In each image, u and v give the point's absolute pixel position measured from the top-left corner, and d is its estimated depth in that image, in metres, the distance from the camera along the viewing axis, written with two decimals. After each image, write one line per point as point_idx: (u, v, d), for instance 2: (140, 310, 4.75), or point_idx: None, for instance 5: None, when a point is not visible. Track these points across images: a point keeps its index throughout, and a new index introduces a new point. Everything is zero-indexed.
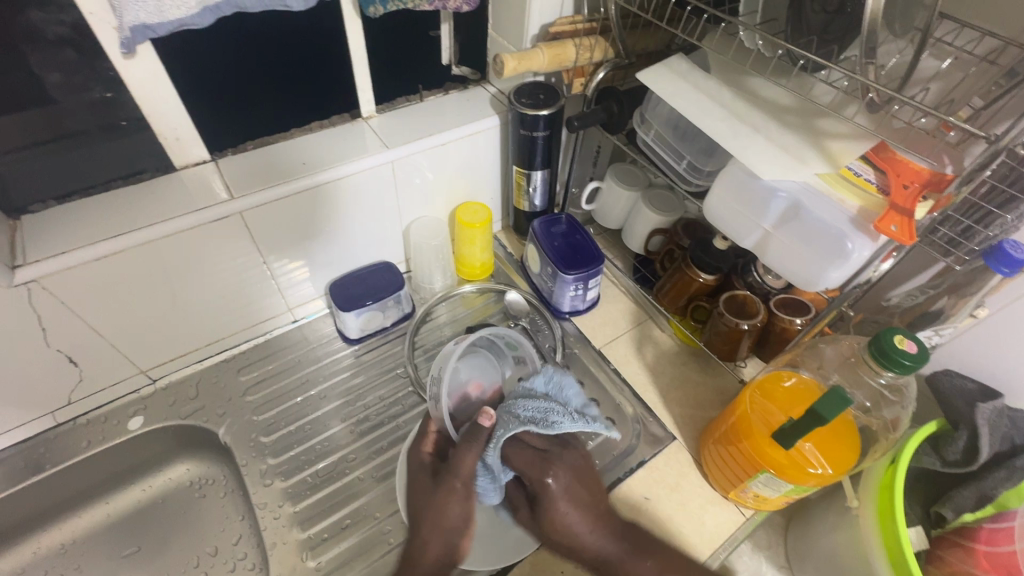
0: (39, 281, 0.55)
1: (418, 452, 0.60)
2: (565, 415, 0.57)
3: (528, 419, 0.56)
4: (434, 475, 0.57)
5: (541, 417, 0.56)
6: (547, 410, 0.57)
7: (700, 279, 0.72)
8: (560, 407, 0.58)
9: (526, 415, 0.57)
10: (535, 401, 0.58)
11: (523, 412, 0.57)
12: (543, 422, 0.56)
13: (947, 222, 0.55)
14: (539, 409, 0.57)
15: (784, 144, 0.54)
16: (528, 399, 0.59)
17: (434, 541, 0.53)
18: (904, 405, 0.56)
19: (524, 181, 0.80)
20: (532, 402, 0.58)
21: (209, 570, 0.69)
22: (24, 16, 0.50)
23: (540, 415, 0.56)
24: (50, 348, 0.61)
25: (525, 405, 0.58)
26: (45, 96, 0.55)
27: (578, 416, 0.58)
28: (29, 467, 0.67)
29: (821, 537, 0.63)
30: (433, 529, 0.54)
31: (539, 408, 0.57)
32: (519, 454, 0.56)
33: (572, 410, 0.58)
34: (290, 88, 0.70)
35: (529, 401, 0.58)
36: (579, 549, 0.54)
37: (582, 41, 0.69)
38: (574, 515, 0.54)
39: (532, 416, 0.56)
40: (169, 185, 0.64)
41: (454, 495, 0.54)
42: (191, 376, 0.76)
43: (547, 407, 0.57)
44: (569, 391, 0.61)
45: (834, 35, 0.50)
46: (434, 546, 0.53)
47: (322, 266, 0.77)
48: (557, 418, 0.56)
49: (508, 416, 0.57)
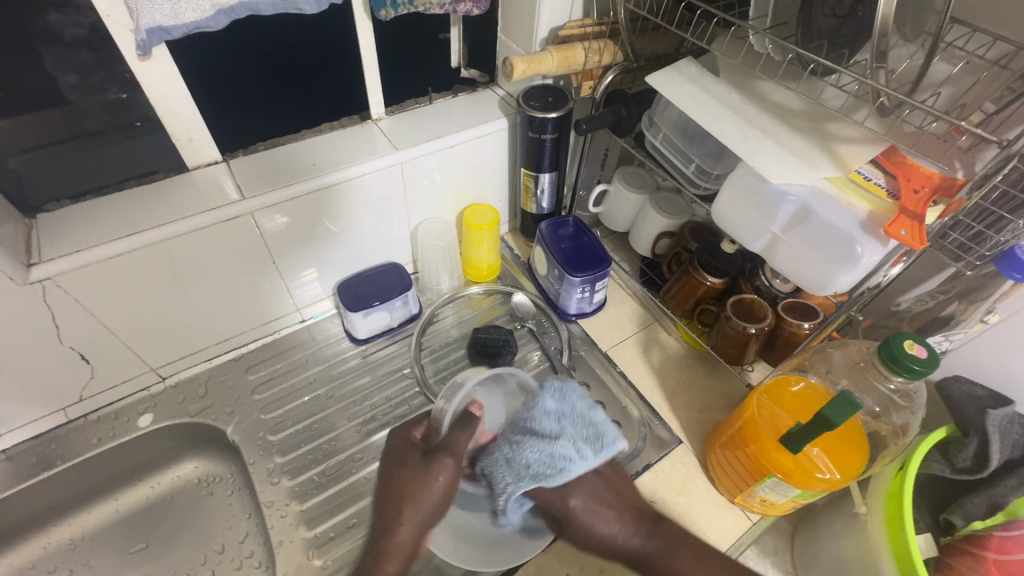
0: (53, 279, 0.55)
1: (407, 433, 0.60)
2: (572, 455, 0.56)
3: (536, 472, 0.55)
4: (424, 453, 0.57)
5: (550, 468, 0.55)
6: (556, 455, 0.55)
7: (707, 282, 0.72)
8: (567, 448, 0.56)
9: (533, 466, 0.55)
10: (541, 444, 0.56)
11: (531, 461, 0.55)
12: (552, 471, 0.55)
13: (958, 227, 0.54)
14: (547, 458, 0.55)
15: (794, 148, 0.54)
16: (533, 439, 0.57)
17: (411, 526, 0.52)
18: (915, 410, 0.56)
19: (532, 183, 0.80)
20: (539, 446, 0.56)
21: (215, 567, 0.70)
22: (43, 18, 0.51)
23: (548, 464, 0.55)
24: (63, 345, 0.62)
25: (531, 451, 0.56)
26: (61, 97, 0.56)
27: (587, 451, 0.56)
28: (40, 462, 0.68)
29: (828, 543, 0.63)
30: (415, 509, 0.53)
31: (546, 453, 0.56)
32: (541, 488, 0.58)
33: (580, 443, 0.57)
34: (301, 89, 0.71)
35: (536, 444, 0.56)
36: (610, 550, 0.57)
37: (591, 45, 0.68)
38: (603, 526, 0.57)
39: (540, 463, 0.55)
40: (181, 185, 0.64)
41: (441, 473, 0.55)
42: (200, 374, 0.77)
43: (552, 451, 0.56)
44: (573, 417, 0.59)
45: (845, 38, 0.50)
46: (409, 525, 0.52)
47: (330, 267, 0.78)
48: (566, 464, 0.55)
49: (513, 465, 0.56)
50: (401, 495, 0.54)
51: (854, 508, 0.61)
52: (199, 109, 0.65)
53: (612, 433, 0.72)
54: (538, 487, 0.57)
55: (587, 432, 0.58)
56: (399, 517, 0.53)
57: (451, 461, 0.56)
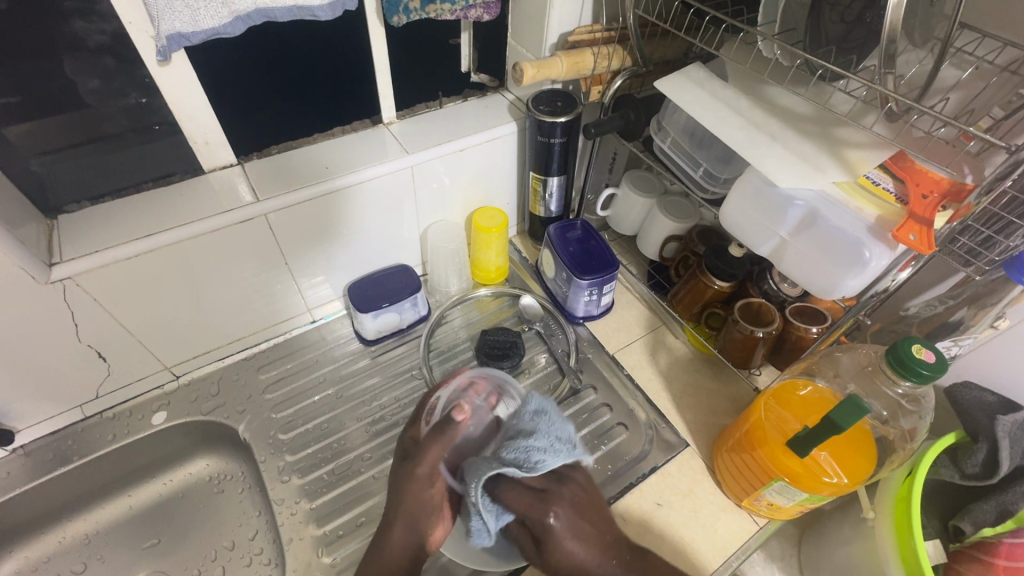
0: (73, 278, 0.57)
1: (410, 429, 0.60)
2: (546, 449, 0.54)
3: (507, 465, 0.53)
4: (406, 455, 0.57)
5: (525, 461, 0.53)
6: (528, 451, 0.53)
7: (714, 286, 0.72)
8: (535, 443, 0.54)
9: (508, 459, 0.53)
10: (517, 441, 0.54)
11: (506, 456, 0.54)
12: (527, 466, 0.53)
13: (968, 232, 0.54)
14: (521, 453, 0.53)
15: (802, 153, 0.54)
16: (510, 439, 0.55)
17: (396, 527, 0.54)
18: (922, 415, 0.55)
19: (540, 187, 0.81)
20: (514, 443, 0.54)
21: (226, 563, 0.71)
22: (68, 25, 0.53)
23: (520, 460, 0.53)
24: (81, 343, 0.63)
25: (508, 446, 0.54)
26: (81, 101, 0.58)
27: (563, 447, 0.55)
28: (57, 458, 0.69)
29: (835, 548, 0.63)
30: (397, 512, 0.55)
31: (519, 450, 0.53)
32: (517, 497, 0.53)
33: (555, 439, 0.55)
34: (314, 94, 0.72)
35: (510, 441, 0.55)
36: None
37: (600, 50, 0.69)
38: (581, 551, 0.53)
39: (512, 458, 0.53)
40: (198, 187, 0.66)
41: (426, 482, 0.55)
42: (213, 373, 0.78)
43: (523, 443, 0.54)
44: (550, 416, 0.57)
45: (853, 44, 0.50)
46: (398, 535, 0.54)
47: (341, 268, 0.79)
48: (537, 458, 0.53)
49: (489, 459, 0.54)
50: (399, 498, 0.55)
51: (862, 513, 0.61)
52: (215, 112, 0.66)
53: (618, 435, 0.72)
54: (518, 491, 0.53)
55: (563, 432, 0.56)
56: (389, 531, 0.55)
57: (427, 472, 0.55)
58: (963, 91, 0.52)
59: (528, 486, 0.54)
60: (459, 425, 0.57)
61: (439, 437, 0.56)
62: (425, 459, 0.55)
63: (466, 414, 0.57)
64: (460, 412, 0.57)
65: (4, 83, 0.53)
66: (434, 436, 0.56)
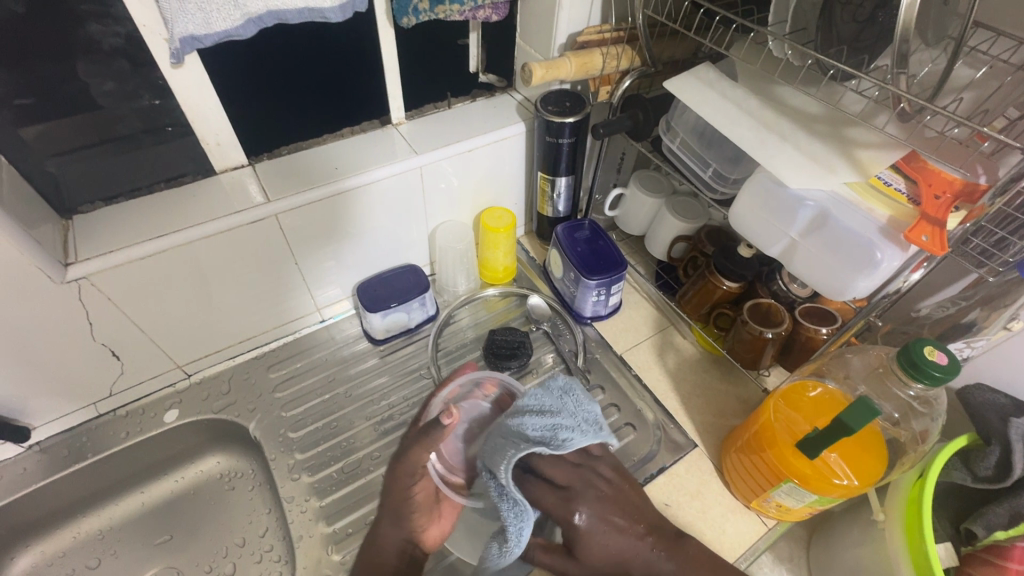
0: (88, 278, 0.58)
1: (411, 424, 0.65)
2: (574, 427, 0.49)
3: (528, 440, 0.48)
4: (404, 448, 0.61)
5: (550, 438, 0.48)
6: (553, 427, 0.49)
7: (723, 286, 0.72)
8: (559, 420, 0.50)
9: (532, 436, 0.49)
10: (541, 417, 0.50)
11: (529, 428, 0.49)
12: (552, 441, 0.48)
13: (981, 233, 0.54)
14: (546, 428, 0.49)
15: (813, 153, 0.54)
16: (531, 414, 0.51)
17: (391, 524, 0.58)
18: (934, 417, 0.55)
19: (548, 187, 0.81)
20: (537, 416, 0.50)
21: (237, 560, 0.72)
22: (84, 28, 0.53)
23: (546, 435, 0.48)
24: (95, 342, 0.64)
25: (531, 422, 0.50)
26: (95, 103, 0.59)
27: (589, 427, 0.50)
28: (71, 455, 0.70)
29: (844, 550, 0.62)
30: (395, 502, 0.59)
31: (543, 424, 0.49)
32: (543, 495, 0.50)
33: (581, 421, 0.51)
34: (324, 95, 0.73)
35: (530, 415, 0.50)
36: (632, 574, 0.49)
37: (609, 50, 0.69)
38: (620, 549, 0.50)
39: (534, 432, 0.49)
40: (209, 188, 0.67)
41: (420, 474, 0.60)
42: (224, 371, 0.79)
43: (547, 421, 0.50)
44: (577, 394, 0.53)
45: (865, 43, 0.50)
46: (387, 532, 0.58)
47: (350, 268, 0.80)
48: (562, 434, 0.49)
49: (514, 437, 0.50)
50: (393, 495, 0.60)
51: (873, 515, 0.61)
52: (227, 114, 0.66)
53: (626, 436, 0.72)
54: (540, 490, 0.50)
55: (590, 415, 0.52)
56: (379, 530, 0.59)
57: (414, 467, 0.60)
58: (977, 90, 0.52)
59: (552, 480, 0.50)
60: (479, 406, 0.49)
61: (427, 438, 0.60)
62: (411, 456, 0.60)
63: (483, 401, 0.50)
64: (448, 415, 0.59)
65: (21, 86, 0.54)
66: (420, 435, 0.60)
